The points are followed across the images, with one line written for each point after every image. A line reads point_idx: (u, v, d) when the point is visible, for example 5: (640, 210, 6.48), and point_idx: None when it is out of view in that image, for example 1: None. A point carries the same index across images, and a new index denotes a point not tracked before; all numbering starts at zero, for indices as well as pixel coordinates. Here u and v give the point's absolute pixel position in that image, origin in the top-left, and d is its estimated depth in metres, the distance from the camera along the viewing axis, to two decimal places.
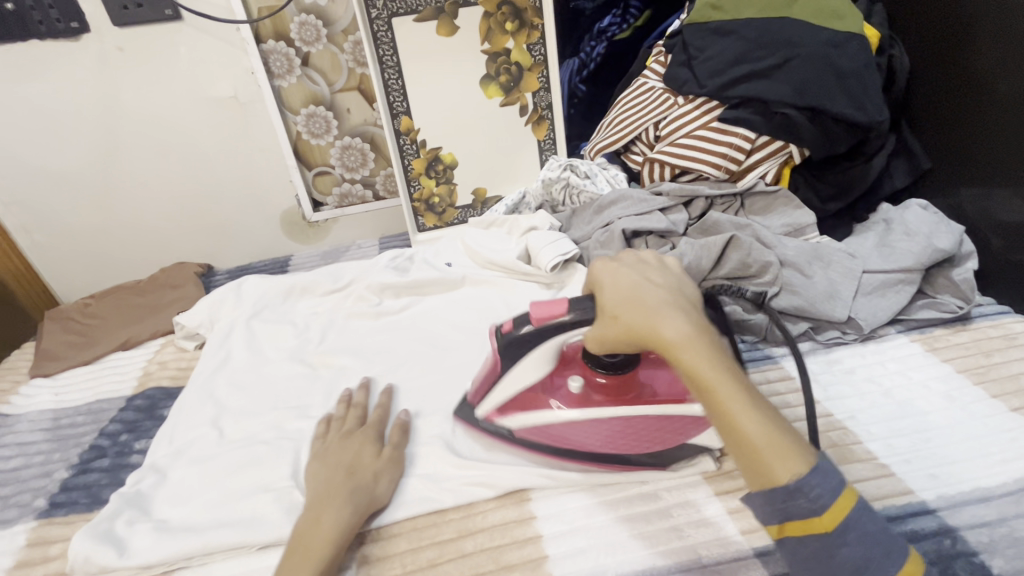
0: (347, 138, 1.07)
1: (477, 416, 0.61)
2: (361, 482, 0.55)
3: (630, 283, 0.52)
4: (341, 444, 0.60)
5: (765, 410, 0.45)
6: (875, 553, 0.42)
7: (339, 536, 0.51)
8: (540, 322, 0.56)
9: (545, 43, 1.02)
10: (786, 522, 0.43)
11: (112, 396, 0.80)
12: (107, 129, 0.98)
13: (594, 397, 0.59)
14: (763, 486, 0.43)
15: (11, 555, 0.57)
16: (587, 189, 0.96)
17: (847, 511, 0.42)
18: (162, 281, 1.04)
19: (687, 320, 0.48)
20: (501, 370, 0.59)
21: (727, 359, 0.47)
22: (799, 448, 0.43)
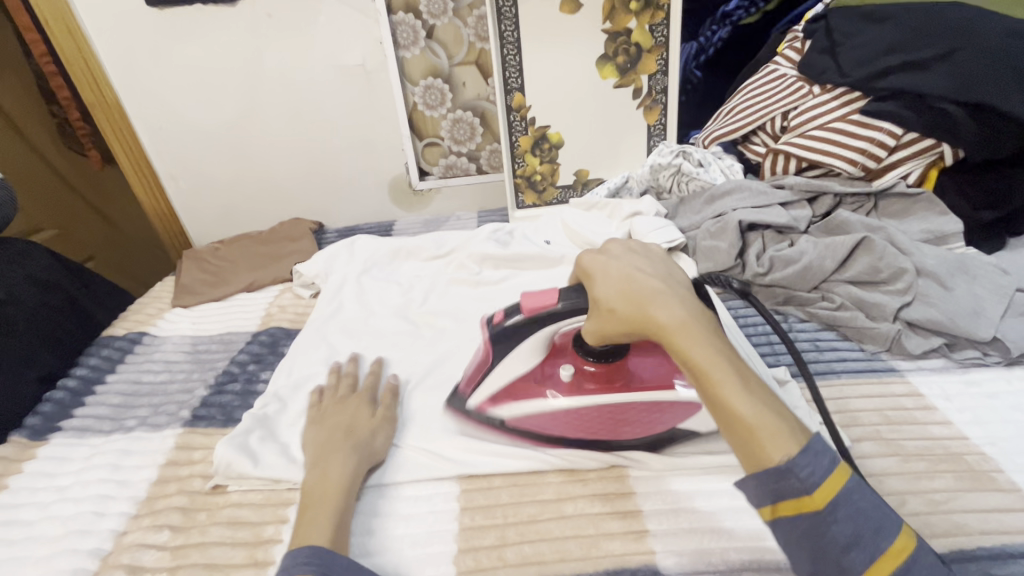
0: (459, 111, 1.10)
1: (468, 407, 0.62)
2: (359, 439, 0.59)
3: (624, 272, 0.52)
4: (337, 409, 0.63)
5: (758, 392, 0.43)
6: (868, 529, 0.39)
7: (347, 484, 0.54)
8: (530, 312, 0.56)
9: (669, 25, 0.99)
10: (778, 503, 0.41)
11: (240, 330, 0.89)
12: (247, 90, 1.06)
13: (585, 385, 0.59)
14: (755, 468, 0.41)
15: (164, 453, 0.66)
16: (699, 177, 0.93)
17: (838, 488, 0.40)
18: (281, 234, 1.13)
19: (679, 307, 0.48)
20: (492, 360, 0.59)
21: (718, 340, 0.46)
22: (793, 432, 0.41)
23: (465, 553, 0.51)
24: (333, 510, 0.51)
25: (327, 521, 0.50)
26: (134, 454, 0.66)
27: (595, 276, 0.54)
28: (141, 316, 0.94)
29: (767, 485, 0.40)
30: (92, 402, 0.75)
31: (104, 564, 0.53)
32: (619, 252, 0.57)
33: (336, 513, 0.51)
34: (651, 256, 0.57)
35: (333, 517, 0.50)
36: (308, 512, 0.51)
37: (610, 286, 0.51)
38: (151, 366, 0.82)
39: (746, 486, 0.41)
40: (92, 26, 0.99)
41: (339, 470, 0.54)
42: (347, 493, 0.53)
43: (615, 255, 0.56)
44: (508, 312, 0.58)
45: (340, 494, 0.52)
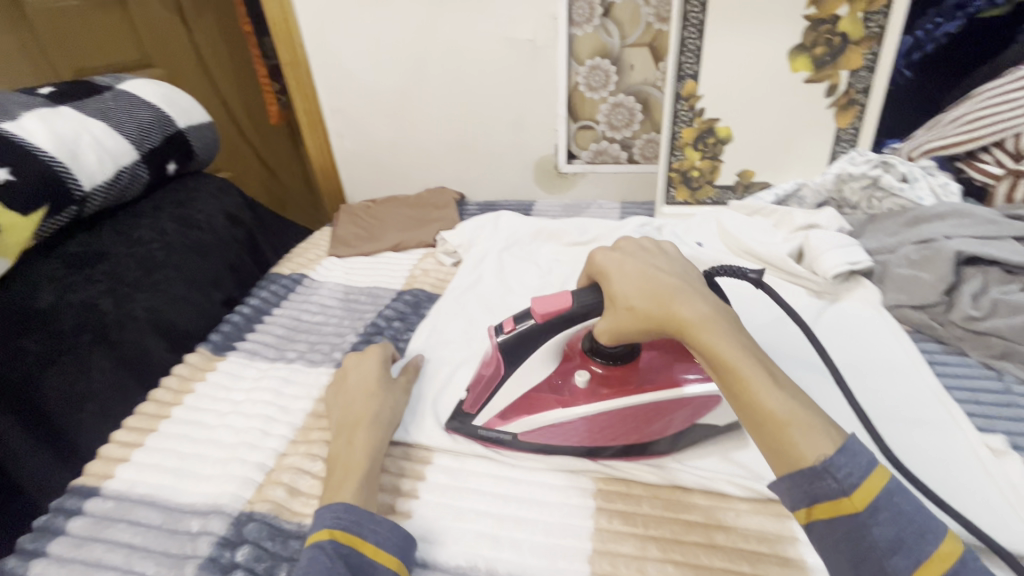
0: (621, 95, 1.06)
1: (475, 426, 0.59)
2: (381, 392, 0.62)
3: (641, 268, 0.52)
4: (353, 369, 0.66)
5: (787, 387, 0.42)
6: (911, 533, 0.37)
7: (371, 451, 0.56)
8: (545, 318, 0.54)
9: (889, 13, 0.85)
10: (814, 505, 0.39)
11: (387, 286, 0.94)
12: (418, 58, 1.11)
13: (600, 391, 0.57)
14: (790, 468, 0.39)
15: (319, 389, 0.71)
16: (900, 195, 0.80)
17: (877, 486, 0.38)
18: (428, 200, 1.17)
19: (703, 305, 0.47)
20: (506, 371, 0.57)
21: (741, 337, 0.45)
22: (828, 429, 0.40)
23: (603, 556, 0.49)
24: (358, 467, 0.54)
25: (348, 483, 0.52)
26: (294, 384, 0.72)
27: (615, 273, 0.54)
28: (304, 259, 1.03)
29: (803, 485, 0.38)
30: (260, 330, 0.83)
31: (268, 479, 0.59)
32: (629, 250, 0.57)
33: (358, 474, 0.53)
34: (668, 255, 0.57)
35: (358, 474, 0.53)
36: (333, 476, 0.54)
37: (631, 282, 0.51)
38: (309, 307, 0.89)
39: (783, 489, 0.39)
40: None
41: (363, 433, 0.57)
42: (370, 459, 0.55)
43: (633, 252, 0.55)
44: (523, 318, 0.55)
45: (365, 461, 0.55)
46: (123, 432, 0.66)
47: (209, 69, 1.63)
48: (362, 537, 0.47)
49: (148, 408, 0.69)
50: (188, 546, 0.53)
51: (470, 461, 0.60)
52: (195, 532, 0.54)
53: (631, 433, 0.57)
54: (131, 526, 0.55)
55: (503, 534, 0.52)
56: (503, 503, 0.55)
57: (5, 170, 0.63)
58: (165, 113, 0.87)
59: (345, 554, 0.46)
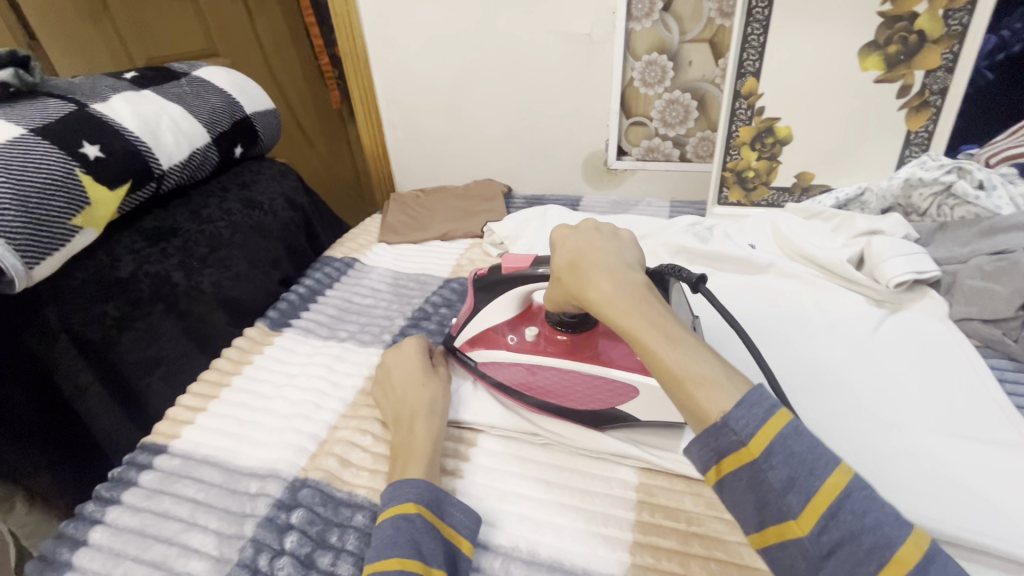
0: (677, 92, 1.04)
1: (452, 346, 0.69)
2: (429, 382, 0.63)
3: (572, 247, 0.54)
4: (392, 362, 0.66)
5: (690, 346, 0.44)
6: (803, 471, 0.39)
7: (432, 440, 0.56)
8: (508, 273, 0.60)
9: (973, 10, 0.81)
10: (722, 461, 0.41)
11: (435, 274, 0.96)
12: (475, 51, 1.12)
13: (544, 348, 0.62)
14: (698, 426, 0.42)
15: (368, 368, 0.73)
16: (976, 203, 0.75)
17: (772, 432, 0.40)
18: (477, 192, 1.19)
19: (615, 279, 0.49)
20: (475, 307, 0.66)
21: (653, 303, 0.47)
22: (727, 385, 0.42)
23: (645, 548, 0.49)
24: (422, 450, 0.54)
25: (416, 469, 0.53)
26: (345, 362, 0.75)
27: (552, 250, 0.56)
28: (355, 244, 1.06)
29: (708, 442, 0.41)
30: (314, 309, 0.87)
31: (320, 449, 0.61)
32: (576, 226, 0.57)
33: (423, 462, 0.54)
34: (606, 229, 0.57)
35: (423, 457, 0.54)
36: (398, 463, 0.54)
37: (561, 259, 0.54)
38: (360, 290, 0.92)
39: (693, 448, 0.42)
40: None
41: (420, 421, 0.58)
42: (433, 447, 0.56)
43: (572, 230, 0.56)
44: (492, 270, 0.62)
45: (428, 448, 0.55)
46: (189, 396, 0.71)
47: (269, 56, 1.70)
48: (442, 517, 0.49)
49: (211, 376, 0.74)
50: (247, 505, 0.56)
51: (514, 446, 0.61)
52: (253, 493, 0.57)
53: (558, 398, 0.61)
54: (195, 483, 0.59)
55: (545, 518, 0.53)
56: (546, 488, 0.56)
57: (96, 147, 0.68)
58: (235, 99, 0.92)
59: (434, 529, 0.47)
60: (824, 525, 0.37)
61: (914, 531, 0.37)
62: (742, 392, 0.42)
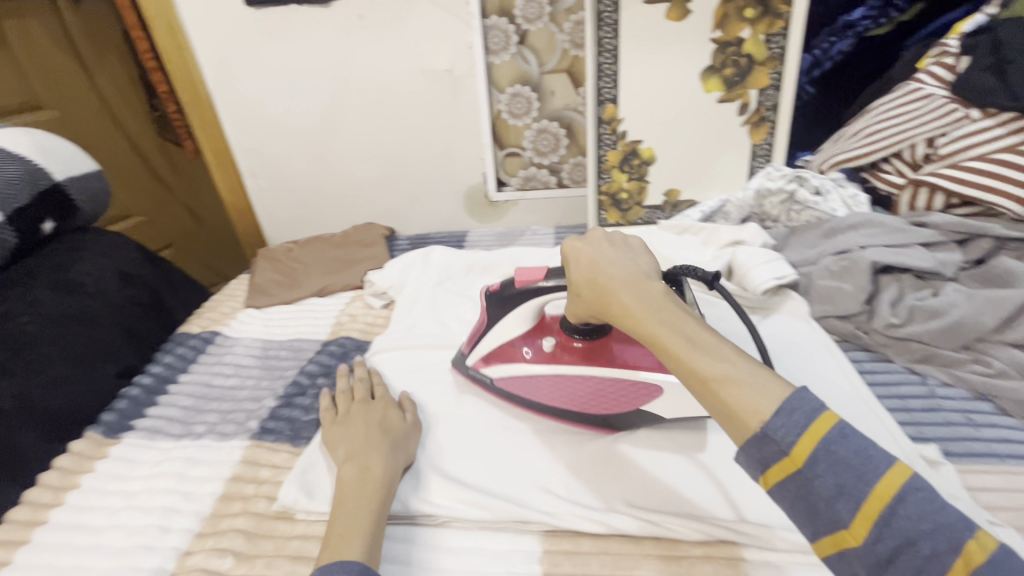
0: (545, 121, 1.05)
1: (467, 364, 0.69)
2: (395, 441, 0.59)
3: (589, 260, 0.49)
4: (363, 410, 0.63)
5: (726, 352, 0.38)
6: (851, 478, 0.32)
7: (387, 481, 0.54)
8: (522, 284, 0.61)
9: (787, 35, 0.89)
10: (767, 471, 0.35)
11: (311, 337, 0.86)
12: (333, 91, 1.06)
13: (562, 357, 0.63)
14: (741, 440, 0.36)
15: (230, 467, 0.63)
16: (816, 208, 0.82)
17: (817, 437, 0.34)
18: (356, 238, 1.11)
19: (636, 288, 0.44)
20: (489, 324, 0.67)
21: (678, 311, 0.42)
22: (771, 392, 0.36)
23: None
24: (366, 526, 0.49)
25: (367, 520, 0.50)
26: (201, 464, 0.63)
27: (565, 265, 0.52)
28: (216, 314, 0.94)
29: (751, 454, 0.35)
30: (164, 402, 0.74)
31: None
32: (595, 239, 0.52)
33: (376, 508, 0.51)
34: (623, 241, 0.52)
35: (366, 529, 0.49)
36: (348, 505, 0.51)
37: (577, 275, 0.50)
38: (222, 369, 0.80)
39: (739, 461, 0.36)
40: (192, 23, 1.02)
41: (378, 489, 0.53)
42: (386, 491, 0.53)
43: (588, 243, 0.51)
44: (504, 284, 0.63)
45: (381, 492, 0.53)
46: None
47: (103, 95, 1.47)
48: None
49: (20, 514, 0.59)
50: None
51: (408, 533, 0.55)
52: None
53: (581, 404, 0.62)
54: None
55: None
56: None
57: None
58: (38, 165, 0.77)
59: None
60: (879, 533, 0.31)
61: (979, 533, 0.30)
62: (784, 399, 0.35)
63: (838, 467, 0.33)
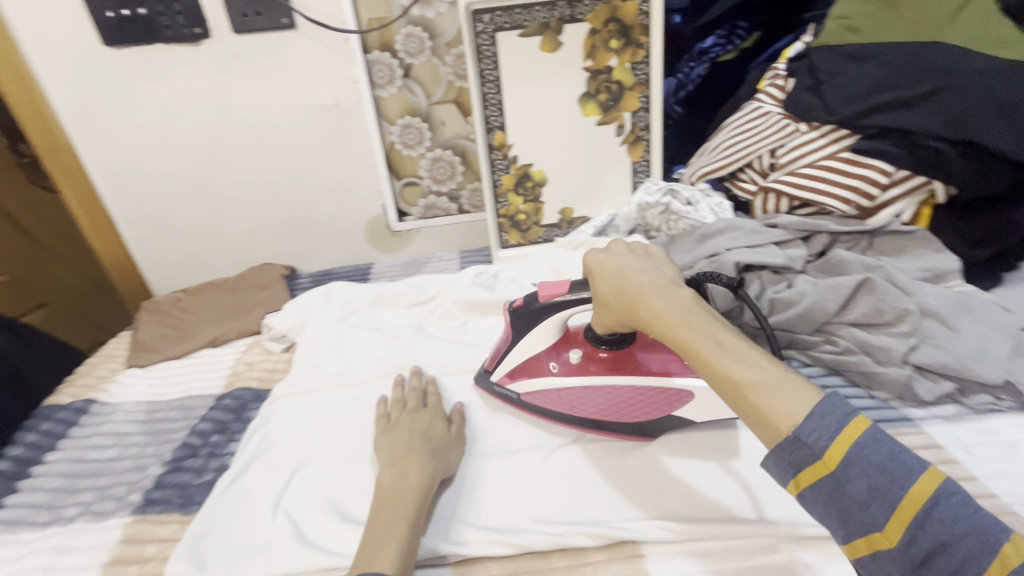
0: (439, 150, 1.07)
1: (491, 381, 0.71)
2: (437, 449, 0.62)
3: (616, 268, 0.56)
4: (408, 419, 0.66)
5: (754, 357, 0.45)
6: (884, 482, 0.38)
7: (425, 486, 0.57)
8: (545, 299, 0.64)
9: (649, 63, 0.98)
10: (798, 475, 0.41)
11: (203, 392, 0.81)
12: (214, 130, 1.02)
13: (590, 368, 0.67)
14: (771, 439, 0.42)
15: (108, 549, 0.57)
16: (688, 216, 0.90)
17: (848, 442, 0.39)
18: (252, 280, 1.06)
19: (666, 298, 0.51)
20: (513, 340, 0.69)
21: (708, 320, 0.49)
22: (797, 394, 0.42)
23: None
24: (401, 530, 0.52)
25: (402, 526, 0.52)
26: (71, 552, 0.57)
27: (592, 277, 0.58)
28: (91, 379, 0.85)
29: (781, 454, 0.41)
30: (27, 488, 0.66)
31: None
32: (620, 250, 0.59)
33: (412, 513, 0.54)
34: (646, 253, 0.60)
35: (403, 533, 0.52)
36: (385, 507, 0.54)
37: (605, 284, 0.57)
38: (98, 441, 0.73)
39: (767, 464, 0.42)
40: (41, 65, 0.94)
41: (417, 493, 0.56)
42: (423, 495, 0.56)
43: (614, 254, 0.58)
44: (528, 298, 0.66)
45: (416, 494, 0.56)
46: None
47: None
48: None
49: None
50: None
51: None
52: None
53: (600, 412, 0.66)
54: None
55: None
56: None
57: None
58: None
59: None
60: (913, 535, 0.37)
61: (1013, 536, 0.35)
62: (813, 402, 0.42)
63: (868, 472, 0.39)
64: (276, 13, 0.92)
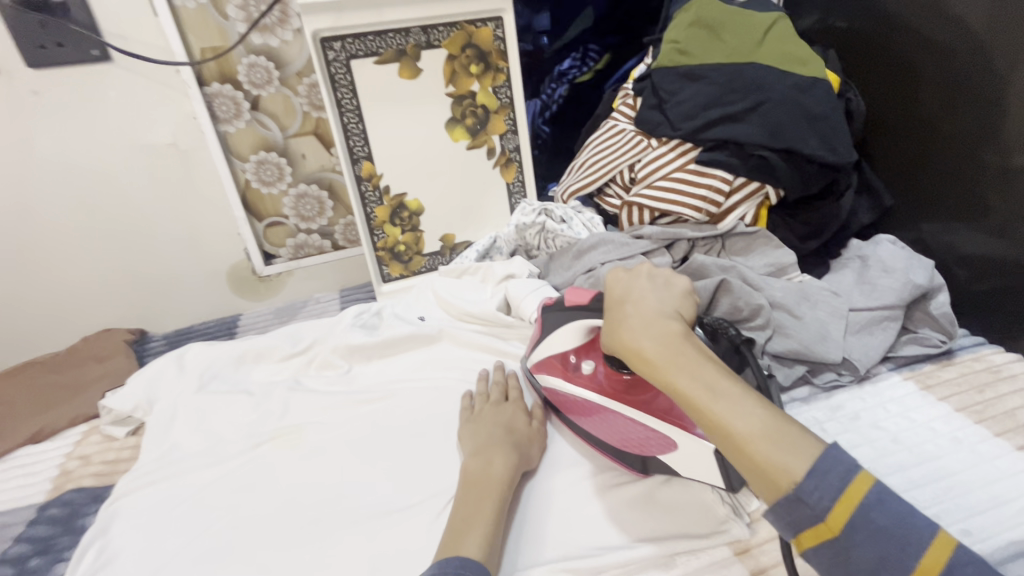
0: (302, 185, 0.99)
1: (528, 367, 0.73)
2: (518, 442, 0.65)
3: (618, 310, 0.59)
4: (493, 412, 0.68)
5: (752, 409, 0.47)
6: (892, 549, 0.40)
7: (507, 476, 0.60)
8: (571, 305, 0.67)
9: (511, 86, 0.99)
10: (801, 533, 0.43)
11: (19, 506, 0.67)
12: (16, 181, 0.86)
13: (599, 383, 0.65)
14: (770, 495, 0.44)
15: None
16: (564, 233, 0.91)
17: (853, 505, 0.41)
18: (85, 354, 0.91)
19: (661, 342, 0.53)
20: (542, 334, 0.70)
21: (708, 366, 0.51)
22: (796, 451, 0.44)
23: None
24: (488, 517, 0.55)
25: (489, 510, 0.56)
26: None
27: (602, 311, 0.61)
28: None
29: (782, 513, 0.44)
30: None
31: None
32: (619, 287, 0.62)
33: (496, 501, 0.57)
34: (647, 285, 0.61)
35: (489, 518, 0.55)
36: (470, 493, 0.58)
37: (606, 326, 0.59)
38: None
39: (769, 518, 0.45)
40: None
41: (501, 482, 0.59)
42: (508, 486, 0.59)
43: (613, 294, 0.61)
44: (561, 299, 0.69)
45: (502, 484, 0.59)
46: None
47: None
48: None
49: None
50: None
51: None
52: None
53: (603, 433, 0.64)
54: None
55: None
56: None
57: None
58: None
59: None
60: None
61: None
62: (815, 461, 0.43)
63: (870, 539, 0.40)
64: (82, 44, 0.80)
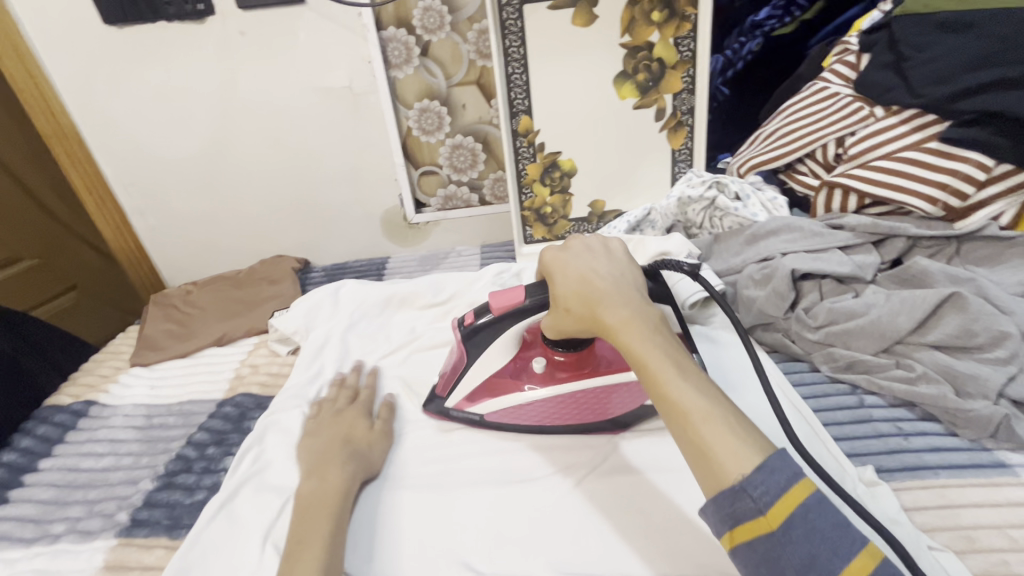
0: (459, 136, 0.98)
1: (447, 407, 0.64)
2: (358, 452, 0.60)
3: (579, 271, 0.53)
4: (332, 422, 0.64)
5: (705, 388, 0.44)
6: (822, 550, 0.36)
7: (345, 490, 0.55)
8: (501, 311, 0.58)
9: (697, 37, 0.86)
10: (735, 528, 0.39)
11: (204, 398, 0.78)
12: (222, 116, 0.97)
13: (557, 374, 0.63)
14: (710, 485, 0.40)
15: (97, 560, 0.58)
16: (737, 214, 0.79)
17: (794, 502, 0.38)
18: (259, 276, 1.02)
19: (629, 307, 0.50)
20: (467, 359, 0.62)
21: (669, 341, 0.47)
22: (749, 441, 0.40)
23: None
24: (321, 534, 0.51)
25: (323, 533, 0.51)
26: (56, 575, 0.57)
27: (552, 279, 0.55)
28: (97, 377, 0.85)
29: (722, 505, 0.39)
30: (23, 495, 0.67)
31: None
32: (581, 249, 0.57)
33: (332, 521, 0.52)
34: (618, 254, 0.57)
35: (331, 536, 0.50)
36: (306, 515, 0.53)
37: (562, 286, 0.54)
38: (94, 448, 0.73)
39: (707, 511, 0.40)
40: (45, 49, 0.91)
41: (338, 501, 0.54)
42: (344, 500, 0.54)
43: (576, 254, 0.56)
44: (478, 313, 0.60)
45: (338, 496, 0.54)
46: None
47: None
48: None
49: None
50: None
51: None
52: None
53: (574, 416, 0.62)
54: None
55: None
56: None
57: None
58: None
59: None
60: None
61: None
62: (763, 456, 0.40)
63: (807, 536, 0.37)
64: None
